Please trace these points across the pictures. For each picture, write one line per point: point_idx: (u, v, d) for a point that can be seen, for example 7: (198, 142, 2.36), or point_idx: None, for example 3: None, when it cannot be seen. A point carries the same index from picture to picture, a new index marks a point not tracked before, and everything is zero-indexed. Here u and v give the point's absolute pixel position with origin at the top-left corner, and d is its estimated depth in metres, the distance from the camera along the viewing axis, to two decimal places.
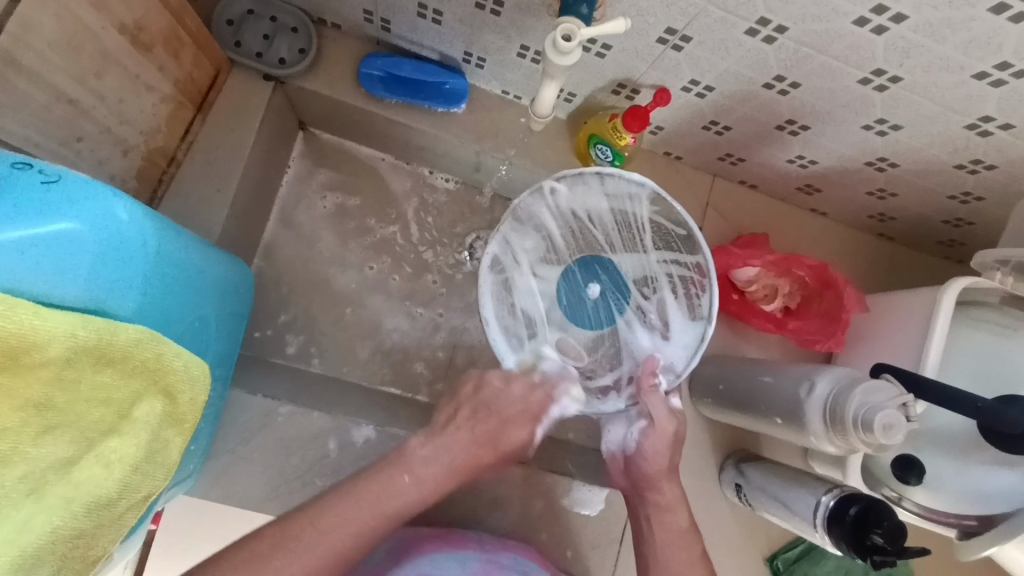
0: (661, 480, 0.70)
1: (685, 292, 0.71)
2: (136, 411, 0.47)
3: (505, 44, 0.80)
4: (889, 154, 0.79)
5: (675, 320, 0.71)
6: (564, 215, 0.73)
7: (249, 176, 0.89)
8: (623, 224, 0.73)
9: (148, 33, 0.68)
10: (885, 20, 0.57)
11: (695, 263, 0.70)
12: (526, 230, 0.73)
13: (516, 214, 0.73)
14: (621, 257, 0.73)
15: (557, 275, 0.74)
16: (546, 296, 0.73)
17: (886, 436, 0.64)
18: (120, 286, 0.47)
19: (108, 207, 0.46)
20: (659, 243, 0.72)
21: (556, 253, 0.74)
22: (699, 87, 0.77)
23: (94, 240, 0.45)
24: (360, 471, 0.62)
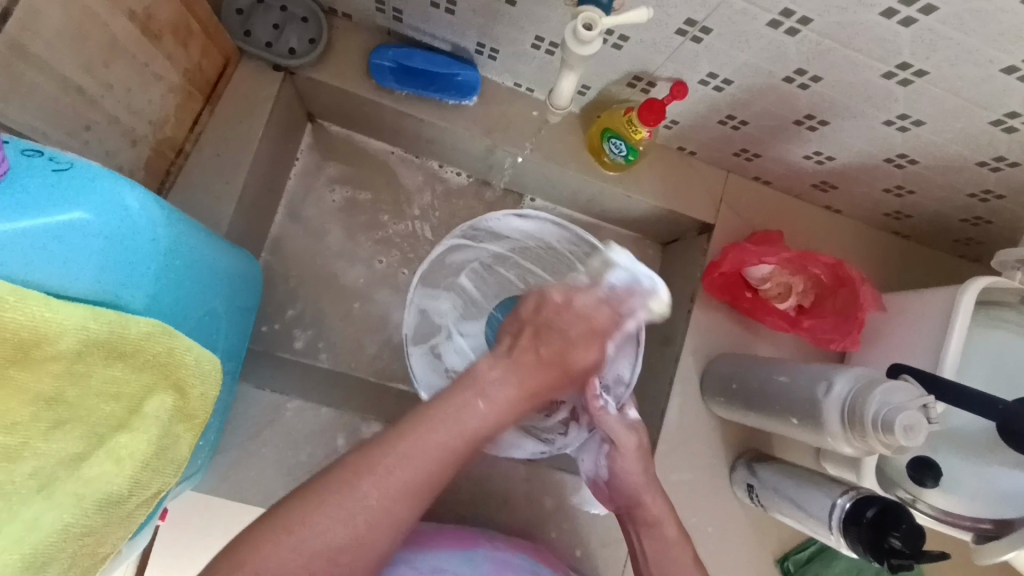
0: (642, 493, 0.71)
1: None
2: (146, 406, 0.46)
3: (519, 36, 0.79)
4: (909, 150, 0.78)
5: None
6: (475, 271, 0.88)
7: (257, 169, 0.88)
8: (520, 264, 0.87)
9: (157, 22, 0.67)
10: (914, 11, 0.56)
11: (576, 276, 0.81)
12: (438, 292, 0.87)
13: (424, 282, 0.85)
14: (534, 289, 0.87)
15: (481, 326, 0.87)
16: (478, 350, 0.86)
17: (909, 438, 0.62)
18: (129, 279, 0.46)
19: (119, 196, 0.45)
20: (561, 268, 0.85)
21: (475, 306, 0.88)
22: (716, 80, 0.76)
23: (104, 230, 0.44)
24: (437, 437, 0.56)
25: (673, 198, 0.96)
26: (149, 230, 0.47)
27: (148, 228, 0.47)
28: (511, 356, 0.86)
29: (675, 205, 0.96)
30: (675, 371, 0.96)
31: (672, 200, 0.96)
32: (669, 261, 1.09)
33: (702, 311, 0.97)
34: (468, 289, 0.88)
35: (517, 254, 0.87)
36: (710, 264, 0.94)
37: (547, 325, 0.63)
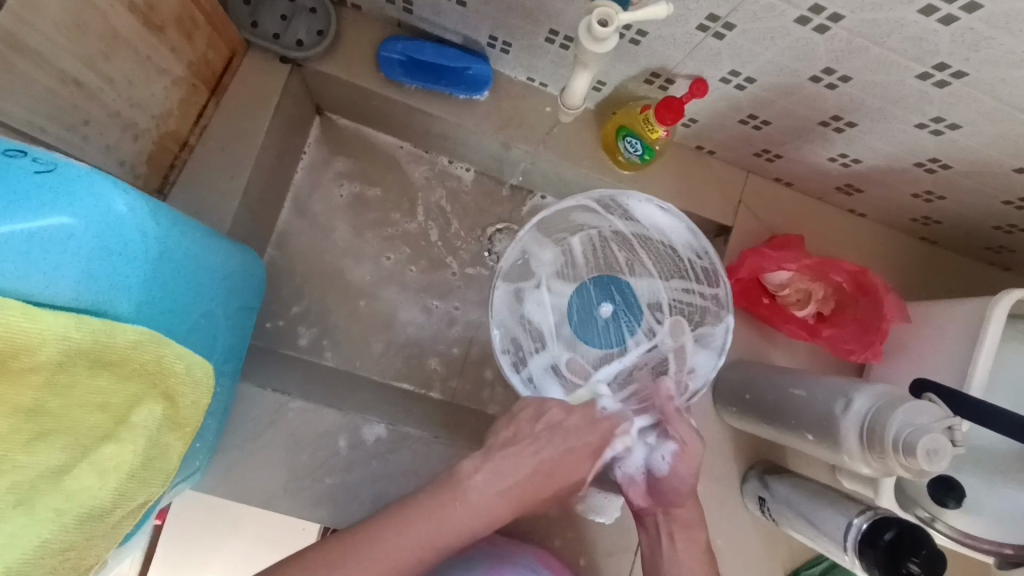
0: (682, 497, 0.70)
1: (699, 318, 0.79)
2: (133, 416, 0.45)
3: (532, 29, 0.76)
4: (942, 155, 0.74)
5: (689, 346, 0.77)
6: (590, 237, 0.82)
7: (263, 163, 0.86)
8: (635, 253, 0.82)
9: (159, 12, 0.65)
10: (955, 9, 0.52)
11: (714, 296, 0.78)
12: (546, 242, 0.81)
13: (542, 225, 0.79)
14: (637, 280, 0.82)
15: (569, 291, 0.82)
16: (558, 310, 0.82)
17: (931, 463, 0.59)
18: (117, 284, 0.44)
19: (106, 200, 0.43)
20: (674, 273, 0.81)
21: (573, 269, 0.83)
22: (739, 79, 0.72)
23: (90, 235, 0.42)
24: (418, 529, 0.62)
25: (691, 199, 0.93)
26: (139, 234, 0.46)
27: (138, 232, 0.46)
28: (592, 323, 0.81)
29: (692, 206, 0.93)
30: None
31: (689, 201, 0.93)
32: None
33: None
34: (575, 251, 0.82)
35: (629, 235, 0.81)
36: (727, 268, 0.91)
37: (532, 432, 0.68)
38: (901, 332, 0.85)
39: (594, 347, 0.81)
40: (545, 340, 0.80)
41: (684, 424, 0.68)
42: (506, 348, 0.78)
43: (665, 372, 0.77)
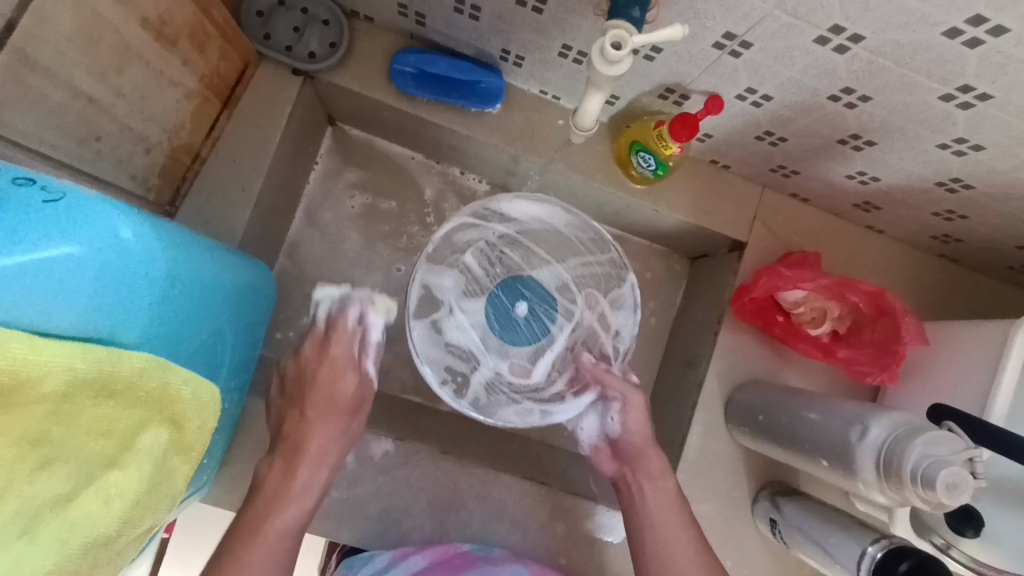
0: (646, 448, 0.73)
1: (606, 284, 0.85)
2: (140, 441, 0.45)
3: (545, 43, 0.75)
4: (965, 175, 0.72)
5: (606, 311, 0.84)
6: (480, 251, 0.84)
7: (274, 175, 0.86)
8: (529, 249, 0.85)
9: (172, 27, 0.65)
10: (982, 32, 0.50)
11: (613, 260, 0.85)
12: (443, 268, 0.82)
13: (433, 252, 0.81)
14: (538, 271, 0.85)
15: (482, 305, 0.83)
16: (479, 326, 0.83)
17: (950, 496, 0.58)
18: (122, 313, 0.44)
19: (112, 224, 0.43)
20: (568, 251, 0.86)
21: (477, 285, 0.84)
22: (755, 96, 0.70)
23: (96, 260, 0.42)
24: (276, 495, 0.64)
25: (705, 214, 0.91)
26: (145, 257, 0.46)
27: (145, 256, 0.46)
28: (517, 329, 0.83)
29: (706, 222, 0.92)
30: (698, 396, 0.91)
31: (703, 216, 0.91)
32: (697, 277, 1.04)
33: (730, 334, 0.92)
34: (473, 267, 0.84)
35: (518, 233, 0.85)
36: (741, 287, 0.89)
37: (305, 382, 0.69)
38: (918, 355, 0.83)
39: (518, 346, 0.83)
40: (477, 356, 0.82)
41: (619, 380, 0.75)
42: (444, 377, 0.81)
43: (594, 344, 0.83)
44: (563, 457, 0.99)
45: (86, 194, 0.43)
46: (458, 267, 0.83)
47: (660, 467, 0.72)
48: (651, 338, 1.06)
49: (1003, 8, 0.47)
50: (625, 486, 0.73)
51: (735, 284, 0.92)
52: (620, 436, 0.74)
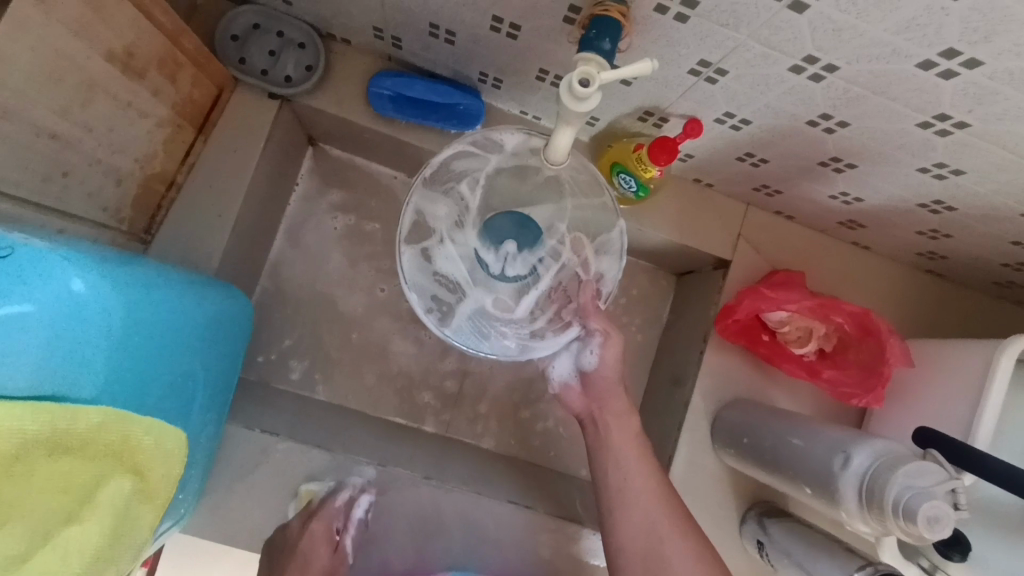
0: (616, 387, 0.74)
1: (594, 227, 0.78)
2: (100, 495, 0.45)
3: (522, 67, 0.74)
4: (947, 198, 0.71)
5: (590, 256, 0.78)
6: (475, 183, 0.77)
7: (252, 200, 0.85)
8: (523, 182, 0.76)
9: (140, 59, 0.64)
10: (956, 64, 0.50)
11: (605, 204, 0.77)
12: (437, 196, 0.76)
13: (427, 177, 0.75)
14: (532, 208, 0.76)
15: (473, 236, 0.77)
16: (467, 258, 0.77)
17: (931, 530, 0.57)
18: (75, 366, 0.45)
19: (64, 281, 0.45)
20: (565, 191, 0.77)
21: (470, 216, 0.77)
22: (734, 120, 0.70)
23: (46, 316, 0.43)
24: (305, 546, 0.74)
25: (689, 232, 0.91)
26: (100, 311, 0.47)
27: (99, 309, 0.47)
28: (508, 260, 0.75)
29: (690, 240, 0.91)
30: (684, 417, 0.90)
31: (687, 235, 0.91)
32: (682, 293, 1.03)
33: (715, 354, 0.91)
34: (466, 198, 0.77)
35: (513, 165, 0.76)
36: (724, 308, 0.89)
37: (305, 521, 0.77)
38: (904, 375, 0.82)
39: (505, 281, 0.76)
40: (463, 288, 0.77)
41: (601, 318, 0.75)
42: (429, 306, 0.77)
43: (582, 286, 0.77)
44: (550, 476, 0.98)
45: (36, 248, 0.43)
46: (450, 198, 0.77)
47: (625, 406, 0.74)
48: (638, 356, 1.05)
49: (976, 43, 0.47)
50: (593, 426, 0.74)
51: (719, 304, 0.91)
52: (595, 371, 0.74)
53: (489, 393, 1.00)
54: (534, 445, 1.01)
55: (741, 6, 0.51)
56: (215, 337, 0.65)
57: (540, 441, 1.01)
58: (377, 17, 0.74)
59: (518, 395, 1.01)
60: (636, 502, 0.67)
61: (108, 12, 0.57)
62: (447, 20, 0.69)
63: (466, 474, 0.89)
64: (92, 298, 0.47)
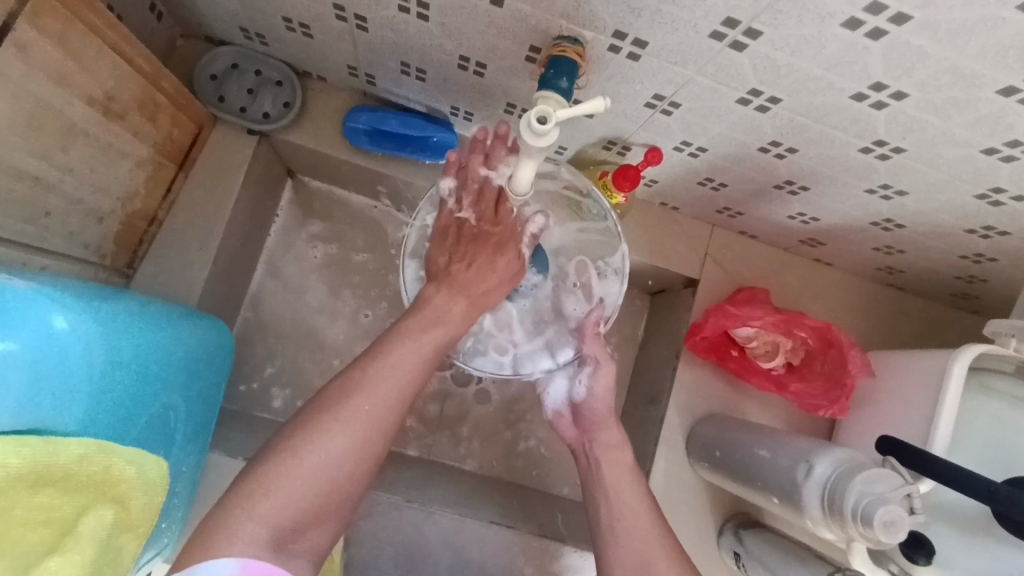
0: (606, 421, 0.75)
1: (597, 251, 0.78)
2: (80, 526, 0.46)
3: (491, 102, 0.77)
4: (895, 216, 0.75)
5: (593, 280, 0.78)
6: None
7: (233, 233, 0.87)
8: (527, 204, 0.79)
9: (120, 102, 0.66)
10: (885, 96, 0.54)
11: (606, 229, 0.78)
12: None
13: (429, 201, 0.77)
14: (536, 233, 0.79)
15: None
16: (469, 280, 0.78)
17: (887, 534, 0.60)
18: (56, 402, 0.47)
19: (49, 321, 0.47)
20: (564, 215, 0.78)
21: None
22: (691, 147, 0.73)
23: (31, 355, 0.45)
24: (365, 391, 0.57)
25: (658, 254, 0.94)
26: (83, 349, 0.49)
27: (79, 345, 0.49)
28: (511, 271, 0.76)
29: (659, 261, 0.94)
30: (660, 433, 0.93)
31: (656, 256, 0.94)
32: (655, 313, 1.06)
33: (688, 371, 0.94)
34: None
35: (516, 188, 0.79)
36: (693, 326, 0.92)
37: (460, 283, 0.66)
38: (867, 387, 0.86)
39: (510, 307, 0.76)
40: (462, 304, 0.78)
41: (595, 345, 0.74)
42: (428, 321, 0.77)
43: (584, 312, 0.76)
44: (533, 496, 0.99)
45: (21, 289, 0.46)
46: None
47: (617, 439, 0.75)
48: (615, 375, 1.07)
49: (899, 77, 0.51)
50: (584, 456, 0.76)
51: (688, 322, 0.94)
52: (585, 401, 0.75)
53: (470, 416, 1.02)
54: (517, 465, 1.03)
55: (686, 45, 0.55)
56: (200, 367, 0.67)
57: (522, 462, 1.03)
58: (350, 57, 0.78)
59: (499, 417, 1.03)
60: (630, 532, 0.67)
61: (87, 60, 0.60)
62: (417, 59, 0.73)
63: (449, 496, 0.91)
64: (75, 336, 0.49)
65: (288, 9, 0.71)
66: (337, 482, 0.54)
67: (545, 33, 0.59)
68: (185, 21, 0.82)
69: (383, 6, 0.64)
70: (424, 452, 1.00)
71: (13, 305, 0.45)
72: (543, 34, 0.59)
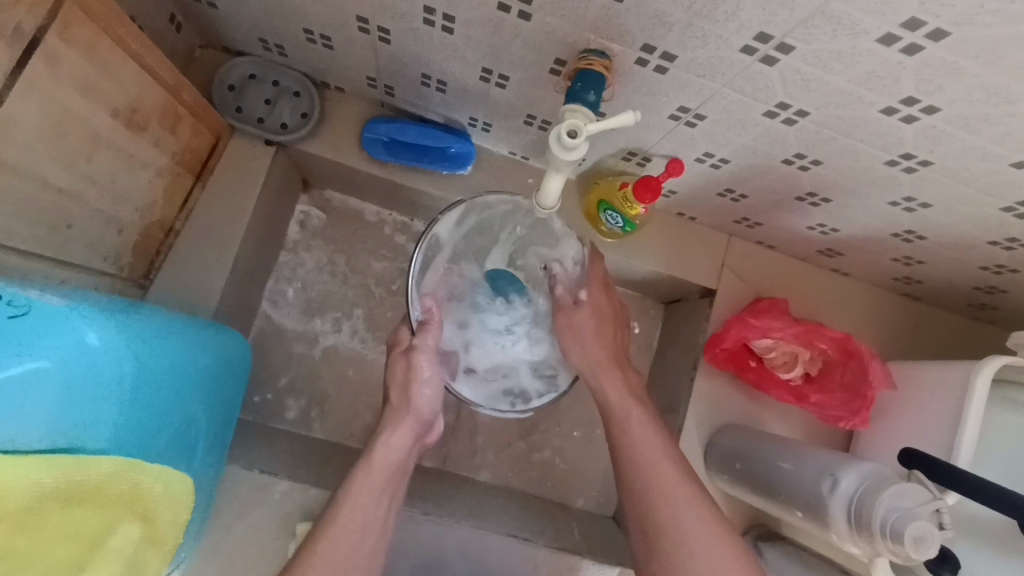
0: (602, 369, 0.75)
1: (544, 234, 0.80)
2: (109, 541, 0.46)
3: (511, 113, 0.77)
4: (917, 228, 0.75)
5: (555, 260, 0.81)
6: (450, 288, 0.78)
7: (249, 242, 0.87)
8: (486, 235, 0.80)
9: (142, 112, 0.66)
10: (915, 110, 0.53)
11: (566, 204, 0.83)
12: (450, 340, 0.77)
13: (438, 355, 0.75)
14: (494, 261, 0.80)
15: (481, 336, 0.78)
16: (502, 356, 0.79)
17: (919, 551, 0.59)
18: (92, 419, 0.47)
19: (80, 335, 0.47)
20: (510, 224, 0.79)
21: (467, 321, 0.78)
22: (713, 159, 0.73)
23: (65, 371, 0.45)
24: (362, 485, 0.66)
25: (676, 264, 0.94)
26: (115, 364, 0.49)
27: (113, 360, 0.49)
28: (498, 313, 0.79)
29: (676, 271, 0.94)
30: (678, 443, 0.92)
31: (673, 266, 0.94)
32: (671, 321, 1.06)
33: (705, 381, 0.93)
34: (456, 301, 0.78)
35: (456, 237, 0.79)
36: (711, 337, 0.91)
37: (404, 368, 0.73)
38: (887, 399, 0.85)
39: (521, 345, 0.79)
40: (508, 369, 0.79)
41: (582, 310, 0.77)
42: (509, 401, 0.80)
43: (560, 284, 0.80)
44: (549, 508, 0.98)
45: (50, 304, 0.46)
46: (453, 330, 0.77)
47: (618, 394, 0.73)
48: None
49: (931, 92, 0.50)
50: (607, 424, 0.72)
51: (706, 333, 0.94)
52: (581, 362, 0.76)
53: (485, 425, 1.02)
54: (532, 476, 1.02)
55: (716, 59, 0.54)
56: (222, 379, 0.67)
57: (538, 472, 1.02)
58: (371, 68, 0.78)
59: (514, 427, 1.03)
60: None
61: (112, 72, 0.60)
62: (439, 71, 0.73)
63: (465, 508, 0.90)
64: (106, 351, 0.49)
65: (310, 20, 0.71)
66: (358, 558, 0.62)
67: (572, 46, 0.59)
68: (205, 31, 0.82)
69: (408, 18, 0.64)
70: (439, 462, 0.99)
71: (43, 321, 0.45)
72: (570, 47, 0.59)
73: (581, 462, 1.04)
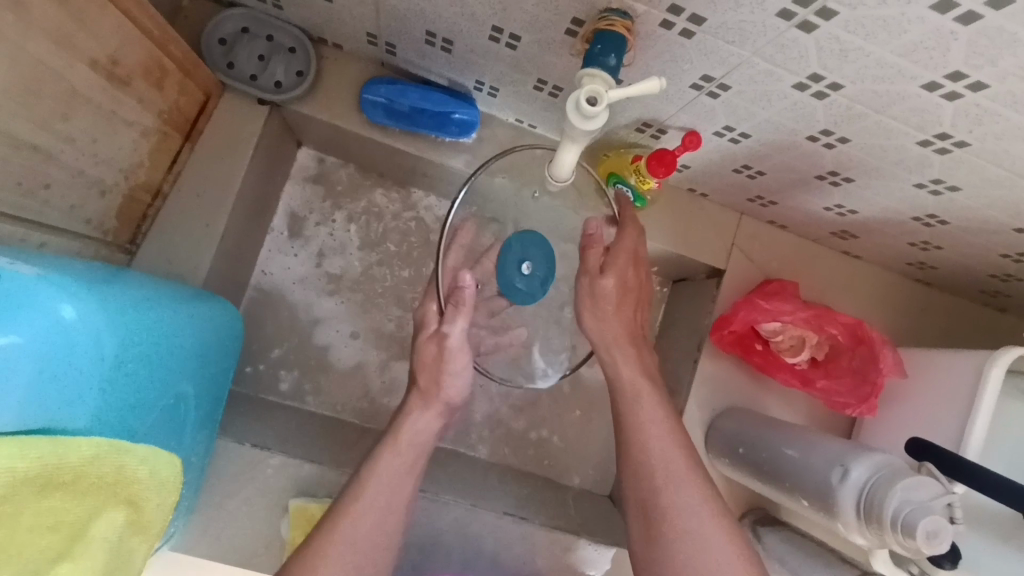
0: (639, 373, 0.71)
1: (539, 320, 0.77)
2: (93, 529, 0.44)
3: (521, 77, 0.72)
4: (942, 212, 0.72)
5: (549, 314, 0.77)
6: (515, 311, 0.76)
7: (242, 208, 0.83)
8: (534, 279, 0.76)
9: (125, 67, 0.61)
10: (960, 86, 0.50)
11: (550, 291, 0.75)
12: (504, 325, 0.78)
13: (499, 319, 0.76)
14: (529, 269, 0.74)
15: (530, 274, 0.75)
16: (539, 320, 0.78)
17: (932, 546, 0.58)
18: (70, 404, 0.46)
19: (55, 312, 0.45)
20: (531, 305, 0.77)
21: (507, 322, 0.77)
22: (733, 133, 0.69)
23: (41, 351, 0.43)
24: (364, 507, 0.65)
25: (683, 242, 0.91)
26: (91, 339, 0.47)
27: (90, 337, 0.47)
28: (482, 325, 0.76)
29: (684, 249, 0.91)
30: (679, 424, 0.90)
31: (681, 244, 0.91)
32: (675, 301, 1.03)
33: (709, 363, 0.91)
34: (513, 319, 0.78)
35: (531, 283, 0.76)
36: (719, 319, 0.89)
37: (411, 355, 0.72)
38: (896, 387, 0.83)
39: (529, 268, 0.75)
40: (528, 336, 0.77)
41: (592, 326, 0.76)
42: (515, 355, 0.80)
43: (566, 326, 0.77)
44: (544, 486, 0.97)
45: (26, 274, 0.44)
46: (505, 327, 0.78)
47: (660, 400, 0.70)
48: None
49: (980, 67, 0.47)
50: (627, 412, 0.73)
51: (714, 315, 0.91)
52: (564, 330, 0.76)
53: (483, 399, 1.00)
54: (529, 453, 1.00)
55: (748, 24, 0.50)
56: (217, 351, 0.64)
57: (534, 450, 1.01)
58: (371, 24, 0.73)
59: (511, 404, 1.00)
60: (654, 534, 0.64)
61: (93, 18, 0.55)
62: (445, 29, 0.68)
63: (461, 486, 0.87)
64: (83, 327, 0.47)
65: None
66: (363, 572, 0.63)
67: (591, 4, 0.54)
68: None
69: None
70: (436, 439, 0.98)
71: (21, 295, 0.43)
72: (589, 5, 0.55)
73: (578, 442, 1.02)
